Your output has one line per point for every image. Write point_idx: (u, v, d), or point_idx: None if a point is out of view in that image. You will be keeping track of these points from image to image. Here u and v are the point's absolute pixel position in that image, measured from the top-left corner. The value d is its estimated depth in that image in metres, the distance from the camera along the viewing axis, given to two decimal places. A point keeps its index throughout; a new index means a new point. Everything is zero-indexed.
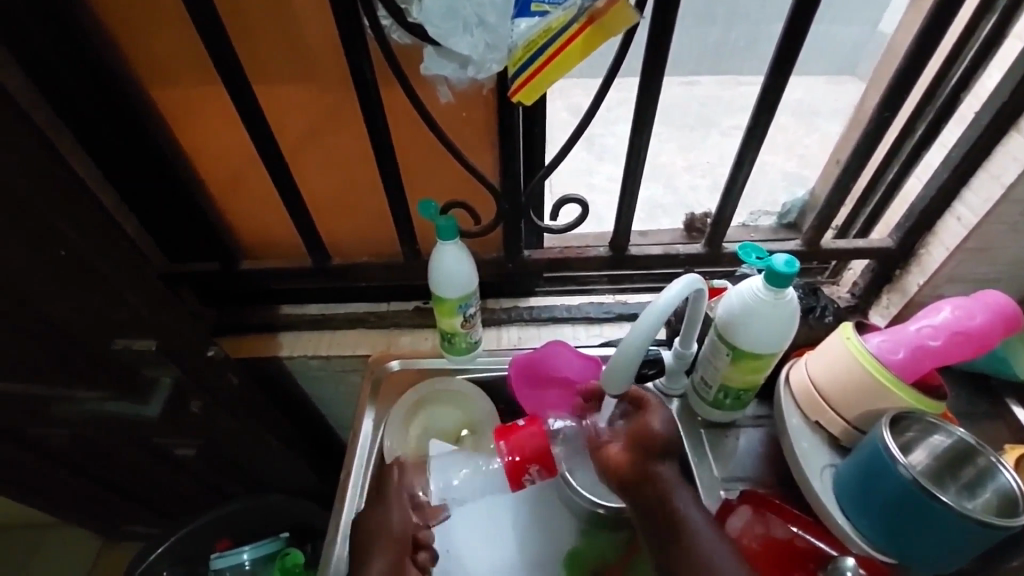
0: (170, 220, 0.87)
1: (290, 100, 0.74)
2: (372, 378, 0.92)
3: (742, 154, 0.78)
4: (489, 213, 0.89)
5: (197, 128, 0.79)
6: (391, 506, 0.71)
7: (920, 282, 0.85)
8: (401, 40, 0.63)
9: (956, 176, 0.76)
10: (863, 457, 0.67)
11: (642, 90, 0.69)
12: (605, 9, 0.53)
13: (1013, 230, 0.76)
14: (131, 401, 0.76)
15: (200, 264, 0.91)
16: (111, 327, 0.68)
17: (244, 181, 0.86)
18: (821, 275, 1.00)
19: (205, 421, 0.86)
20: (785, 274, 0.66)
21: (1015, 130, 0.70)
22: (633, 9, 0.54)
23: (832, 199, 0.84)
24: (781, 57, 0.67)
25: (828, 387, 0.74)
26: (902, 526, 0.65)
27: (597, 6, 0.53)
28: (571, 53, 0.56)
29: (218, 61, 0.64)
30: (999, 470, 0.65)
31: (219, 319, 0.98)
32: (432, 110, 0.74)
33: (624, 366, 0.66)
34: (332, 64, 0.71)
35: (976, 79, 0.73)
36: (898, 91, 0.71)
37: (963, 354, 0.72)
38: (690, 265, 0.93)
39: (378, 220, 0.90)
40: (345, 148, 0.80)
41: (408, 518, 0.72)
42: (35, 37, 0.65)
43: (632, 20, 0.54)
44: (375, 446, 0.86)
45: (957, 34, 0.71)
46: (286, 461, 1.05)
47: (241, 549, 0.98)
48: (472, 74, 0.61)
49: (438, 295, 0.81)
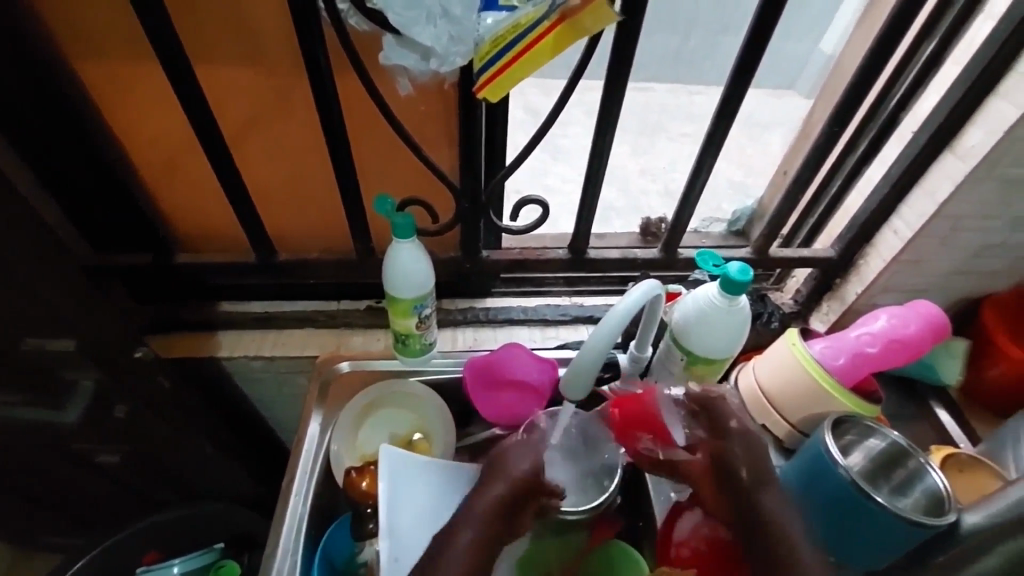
0: (94, 206, 0.79)
1: (235, 82, 0.69)
2: (319, 381, 0.87)
3: (701, 161, 0.80)
4: (448, 212, 0.86)
5: (127, 109, 0.72)
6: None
7: (857, 291, 0.90)
8: (359, 25, 0.60)
9: (895, 191, 0.81)
10: (806, 458, 0.70)
11: (607, 95, 0.70)
12: (581, 7, 0.52)
13: (942, 243, 0.81)
14: (48, 406, 0.69)
15: (129, 256, 0.84)
16: (26, 323, 0.62)
17: (181, 169, 0.79)
18: (766, 281, 1.03)
19: (133, 427, 0.79)
20: (740, 281, 0.67)
21: (949, 150, 0.75)
22: (611, 8, 0.53)
23: (781, 209, 0.87)
24: (745, 64, 0.69)
25: (775, 391, 0.76)
26: (842, 525, 0.67)
27: (574, 3, 0.52)
28: (540, 51, 0.54)
29: (156, 37, 0.59)
30: (928, 471, 0.69)
31: (150, 316, 0.90)
32: (392, 104, 0.71)
33: (585, 372, 0.66)
34: (284, 46, 0.66)
35: (915, 100, 0.77)
36: (847, 108, 0.75)
37: (898, 360, 0.76)
38: (646, 270, 0.94)
39: (330, 215, 0.86)
40: (294, 137, 0.76)
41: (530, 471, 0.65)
42: None
43: (612, 19, 0.53)
44: (321, 451, 0.82)
45: (898, 58, 0.75)
46: (224, 469, 0.99)
47: (172, 561, 0.91)
48: (435, 66, 0.58)
49: (392, 295, 0.78)
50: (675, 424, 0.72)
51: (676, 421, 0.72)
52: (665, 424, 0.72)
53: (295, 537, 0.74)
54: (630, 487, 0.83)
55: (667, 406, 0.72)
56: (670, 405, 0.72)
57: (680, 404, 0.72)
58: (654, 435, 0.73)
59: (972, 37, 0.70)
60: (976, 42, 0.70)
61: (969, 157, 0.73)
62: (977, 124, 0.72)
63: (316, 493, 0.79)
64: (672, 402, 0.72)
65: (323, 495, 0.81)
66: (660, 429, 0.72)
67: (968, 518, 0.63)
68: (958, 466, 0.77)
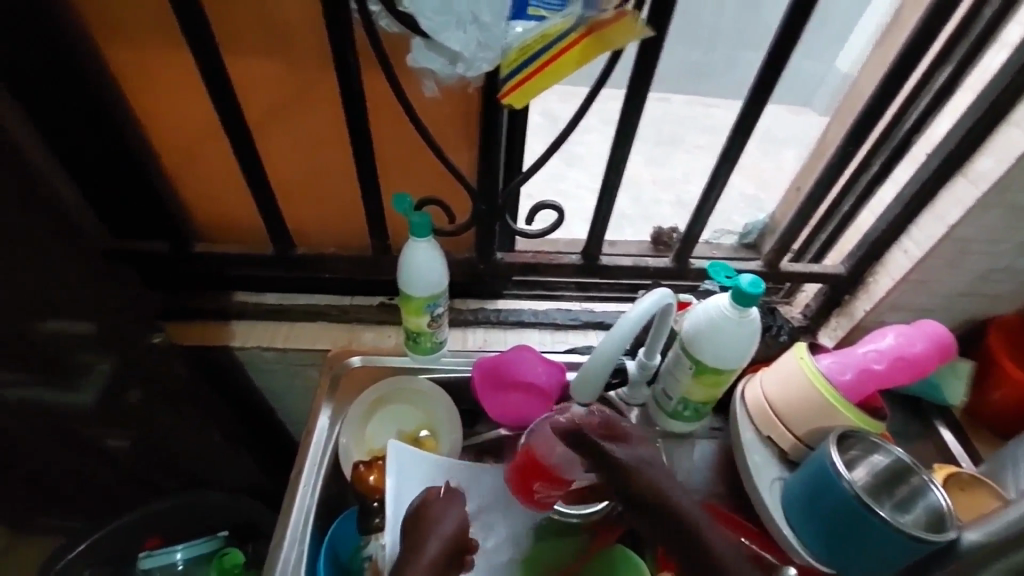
0: (119, 192, 0.81)
1: (264, 80, 0.71)
2: (330, 374, 0.89)
3: (715, 174, 0.81)
4: (465, 213, 0.87)
5: (156, 102, 0.74)
6: (442, 510, 0.68)
7: (866, 308, 0.90)
8: (388, 28, 0.61)
9: (906, 212, 0.81)
10: (810, 470, 0.71)
11: (627, 105, 0.71)
12: (610, 22, 0.55)
13: (950, 266, 0.81)
14: (57, 387, 0.67)
15: (149, 243, 0.86)
16: (48, 305, 0.63)
17: (206, 161, 0.81)
18: (776, 294, 1.03)
19: (145, 412, 0.81)
20: (750, 293, 0.68)
21: (961, 174, 0.76)
22: (639, 23, 0.56)
23: (793, 224, 0.88)
24: (764, 81, 0.70)
25: (781, 404, 0.77)
26: (844, 537, 0.68)
27: (602, 18, 0.55)
28: (566, 62, 0.57)
29: (190, 34, 0.61)
30: (930, 488, 0.70)
31: (168, 303, 0.92)
32: (417, 106, 0.72)
33: (594, 376, 0.70)
34: (314, 45, 0.68)
35: (929, 123, 0.78)
36: (861, 128, 0.76)
37: (904, 378, 0.77)
38: (657, 278, 0.95)
39: (350, 212, 0.87)
40: (319, 133, 0.77)
41: (459, 530, 0.68)
42: None
43: (640, 32, 0.56)
44: (330, 444, 0.84)
45: (913, 83, 0.76)
46: (231, 457, 1.01)
47: (174, 548, 0.92)
48: (461, 71, 0.60)
49: (406, 293, 0.80)
50: (565, 465, 0.71)
51: (564, 463, 0.71)
52: (552, 467, 0.72)
53: (302, 527, 0.75)
54: None
55: (549, 450, 0.71)
56: (550, 449, 0.71)
57: (561, 447, 0.71)
58: (548, 476, 0.73)
59: (987, 65, 0.71)
60: (991, 70, 0.71)
61: (981, 182, 0.73)
62: (989, 150, 0.73)
63: (323, 485, 0.80)
64: (551, 446, 0.71)
65: (331, 487, 0.83)
66: (551, 473, 0.72)
67: (968, 536, 0.62)
68: (959, 484, 0.78)
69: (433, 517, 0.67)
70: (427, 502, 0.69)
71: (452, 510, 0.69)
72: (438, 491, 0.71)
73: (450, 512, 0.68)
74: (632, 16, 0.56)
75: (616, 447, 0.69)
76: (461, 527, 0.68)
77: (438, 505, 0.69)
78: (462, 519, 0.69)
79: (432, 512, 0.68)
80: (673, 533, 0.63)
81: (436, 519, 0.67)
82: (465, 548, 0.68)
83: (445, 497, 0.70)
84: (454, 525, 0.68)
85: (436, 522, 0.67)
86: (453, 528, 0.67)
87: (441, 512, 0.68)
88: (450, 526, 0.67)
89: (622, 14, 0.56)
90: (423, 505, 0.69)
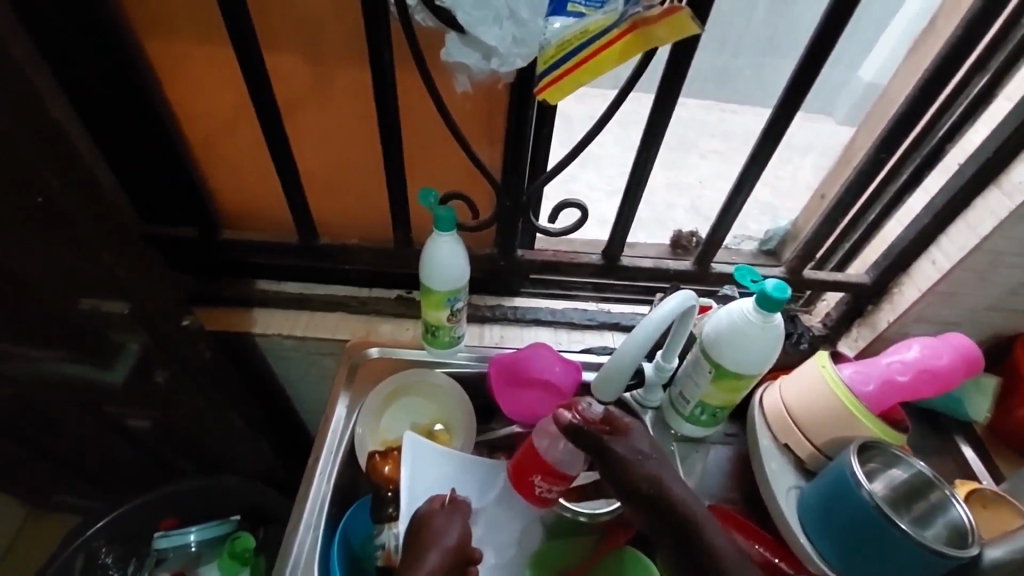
0: (152, 176, 0.82)
1: (300, 72, 0.72)
2: (348, 365, 0.89)
3: (742, 179, 0.80)
4: (488, 209, 0.88)
5: (192, 90, 0.75)
6: (444, 522, 0.67)
7: (890, 319, 0.89)
8: (424, 22, 0.62)
9: (936, 222, 0.80)
10: (829, 479, 0.70)
11: (656, 105, 0.71)
12: (659, 18, 0.53)
13: (980, 279, 0.80)
14: (93, 364, 0.73)
15: (178, 228, 0.88)
16: (83, 282, 0.65)
17: (236, 149, 0.82)
18: (796, 302, 1.02)
19: (168, 394, 0.83)
20: (776, 298, 0.68)
21: (995, 185, 0.75)
22: (692, 21, 0.54)
23: (818, 232, 0.87)
24: (796, 86, 0.70)
25: (800, 411, 0.77)
26: (862, 549, 0.67)
27: (650, 15, 0.53)
28: (607, 58, 0.55)
29: (231, 23, 0.62)
30: (952, 503, 0.69)
31: (193, 288, 0.94)
32: (447, 99, 0.73)
33: (615, 376, 0.69)
34: (349, 37, 0.68)
35: (964, 132, 0.77)
36: (894, 136, 0.75)
37: (927, 391, 0.76)
38: (676, 281, 0.95)
39: (375, 204, 0.88)
40: (347, 124, 0.78)
41: (463, 542, 0.66)
42: None
43: (691, 31, 0.54)
44: (347, 432, 0.84)
45: (948, 90, 0.75)
46: (247, 443, 1.01)
47: (189, 530, 0.94)
48: (495, 66, 0.60)
49: (427, 286, 0.80)
50: (564, 461, 0.72)
51: (563, 459, 0.72)
52: (552, 463, 0.72)
53: (318, 513, 0.76)
54: None
55: (551, 445, 0.72)
56: (551, 444, 0.72)
57: (562, 443, 0.71)
58: (547, 473, 0.73)
59: None
60: None
61: (1016, 194, 0.72)
62: None
63: (339, 472, 0.81)
64: (552, 441, 0.72)
65: (346, 476, 0.83)
66: (551, 469, 0.72)
67: (993, 552, 0.63)
68: (982, 502, 0.76)
69: (435, 527, 0.66)
70: (430, 512, 0.68)
71: (454, 517, 0.68)
72: (442, 499, 0.71)
73: (453, 523, 0.67)
74: (684, 13, 0.53)
75: (620, 445, 0.66)
76: (464, 537, 0.66)
77: (440, 514, 0.68)
78: (466, 531, 0.67)
79: (435, 523, 0.67)
80: (667, 529, 0.63)
81: (438, 528, 0.66)
82: (469, 560, 0.65)
83: (448, 508, 0.69)
84: (456, 536, 0.66)
85: (438, 528, 0.66)
86: (455, 538, 0.66)
87: (443, 522, 0.67)
88: (451, 533, 0.66)
89: (677, 9, 0.53)
90: (425, 514, 0.68)
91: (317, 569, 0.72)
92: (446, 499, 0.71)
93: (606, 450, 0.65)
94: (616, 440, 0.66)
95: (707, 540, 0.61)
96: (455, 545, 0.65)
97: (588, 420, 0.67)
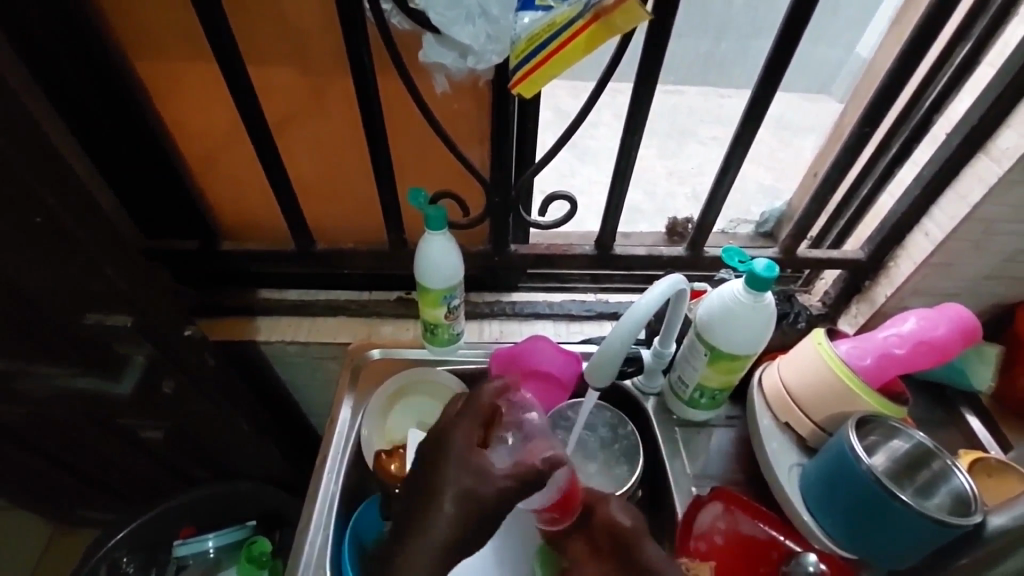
0: (150, 194, 0.85)
1: (283, 81, 0.74)
2: (351, 367, 0.91)
3: (728, 161, 0.81)
4: (479, 206, 0.89)
5: (183, 107, 0.77)
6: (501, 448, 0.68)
7: (888, 293, 0.89)
8: (400, 25, 0.63)
9: (927, 193, 0.80)
10: (829, 456, 0.70)
11: (635, 93, 0.71)
12: (614, 6, 0.53)
13: (975, 247, 0.80)
14: (102, 377, 0.75)
15: (180, 242, 0.90)
16: (86, 298, 0.67)
17: (229, 160, 0.84)
18: (794, 283, 1.03)
19: (177, 402, 0.85)
20: (765, 278, 0.68)
21: (983, 152, 0.74)
22: (645, 6, 0.54)
23: (809, 211, 0.87)
24: (774, 67, 0.70)
25: (798, 389, 0.77)
26: (864, 522, 0.68)
27: (606, 3, 0.53)
28: (572, 51, 0.56)
29: (214, 39, 0.64)
30: (954, 472, 0.69)
31: (197, 300, 0.96)
32: (429, 100, 0.74)
33: (607, 362, 0.68)
34: (328, 44, 0.70)
35: (950, 101, 0.77)
36: (879, 108, 0.75)
37: (926, 362, 0.75)
38: (671, 267, 0.95)
39: (368, 208, 0.90)
40: (335, 131, 0.79)
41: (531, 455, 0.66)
42: (26, 6, 0.64)
43: (645, 17, 0.54)
44: (352, 433, 0.86)
45: (932, 59, 0.75)
46: (257, 449, 1.04)
47: (207, 536, 0.97)
48: (471, 64, 0.61)
49: (423, 285, 0.81)
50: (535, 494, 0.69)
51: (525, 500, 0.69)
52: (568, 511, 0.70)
53: (328, 514, 0.78)
54: (651, 481, 0.84)
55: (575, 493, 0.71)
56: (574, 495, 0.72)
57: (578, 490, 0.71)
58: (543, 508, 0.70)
59: (1009, 37, 0.69)
60: (1013, 43, 0.69)
61: (1004, 159, 0.72)
62: (1011, 126, 0.71)
63: (348, 474, 0.83)
64: (587, 510, 0.70)
65: (355, 476, 0.85)
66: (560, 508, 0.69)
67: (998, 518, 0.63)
68: (987, 470, 0.76)
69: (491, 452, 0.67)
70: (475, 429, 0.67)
71: (503, 497, 0.63)
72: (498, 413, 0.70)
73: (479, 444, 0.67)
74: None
75: (622, 513, 0.67)
76: (478, 529, 0.63)
77: (490, 483, 0.63)
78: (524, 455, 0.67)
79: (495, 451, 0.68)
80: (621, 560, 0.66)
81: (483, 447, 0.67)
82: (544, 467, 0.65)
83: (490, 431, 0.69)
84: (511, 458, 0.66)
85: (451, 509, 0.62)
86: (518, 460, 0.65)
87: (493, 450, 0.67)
88: (460, 519, 0.62)
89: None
90: (462, 487, 0.63)
91: (328, 566, 0.74)
92: (529, 472, 0.64)
93: (603, 514, 0.68)
94: (628, 508, 0.68)
95: (641, 553, 0.64)
96: (457, 534, 0.62)
97: (609, 501, 0.69)
